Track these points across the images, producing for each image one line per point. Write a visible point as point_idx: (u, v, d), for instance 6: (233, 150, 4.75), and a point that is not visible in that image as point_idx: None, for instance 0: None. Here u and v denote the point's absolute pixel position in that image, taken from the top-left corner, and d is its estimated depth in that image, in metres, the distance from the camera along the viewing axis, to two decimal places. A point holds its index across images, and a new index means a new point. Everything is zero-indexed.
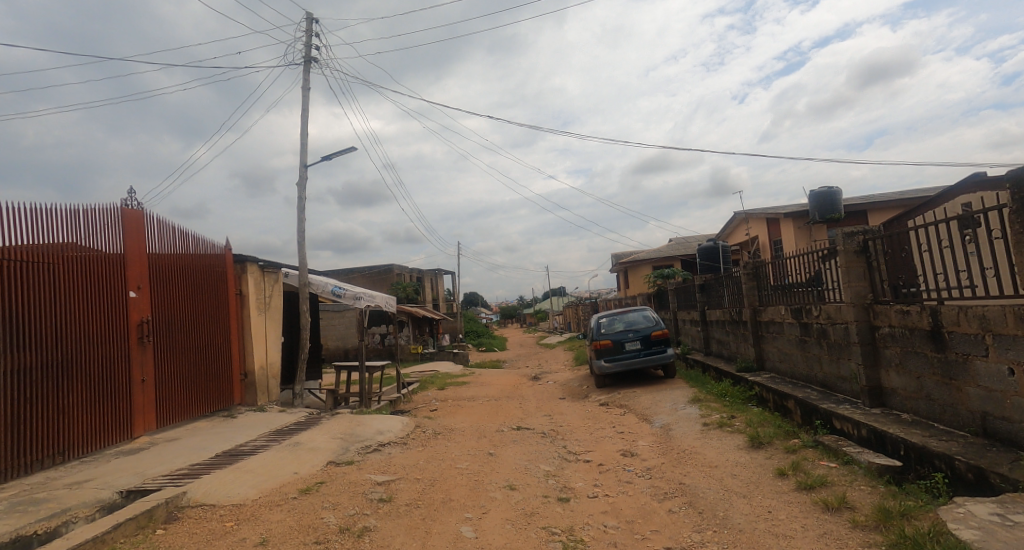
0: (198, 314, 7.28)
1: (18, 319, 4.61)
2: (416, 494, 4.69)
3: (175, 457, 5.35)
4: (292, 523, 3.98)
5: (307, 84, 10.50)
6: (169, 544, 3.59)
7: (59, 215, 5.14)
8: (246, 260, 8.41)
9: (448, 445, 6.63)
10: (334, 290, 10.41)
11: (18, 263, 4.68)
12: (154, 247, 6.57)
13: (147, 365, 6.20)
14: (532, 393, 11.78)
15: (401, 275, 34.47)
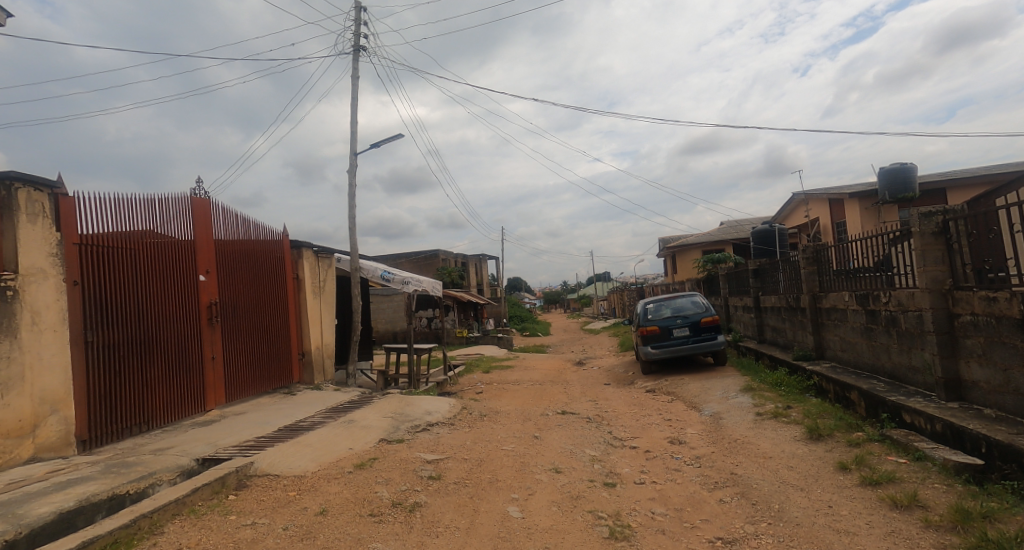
0: (260, 297, 7.67)
1: (105, 300, 5.03)
2: (464, 473, 4.81)
3: (242, 430, 5.71)
4: (348, 495, 4.17)
5: (356, 73, 10.70)
6: (241, 509, 3.85)
7: (136, 203, 5.52)
8: (301, 246, 8.77)
9: (495, 427, 6.74)
10: (384, 274, 10.71)
11: (104, 249, 5.08)
12: (220, 233, 6.95)
13: (216, 344, 6.61)
14: (577, 378, 11.75)
15: (447, 260, 34.98)
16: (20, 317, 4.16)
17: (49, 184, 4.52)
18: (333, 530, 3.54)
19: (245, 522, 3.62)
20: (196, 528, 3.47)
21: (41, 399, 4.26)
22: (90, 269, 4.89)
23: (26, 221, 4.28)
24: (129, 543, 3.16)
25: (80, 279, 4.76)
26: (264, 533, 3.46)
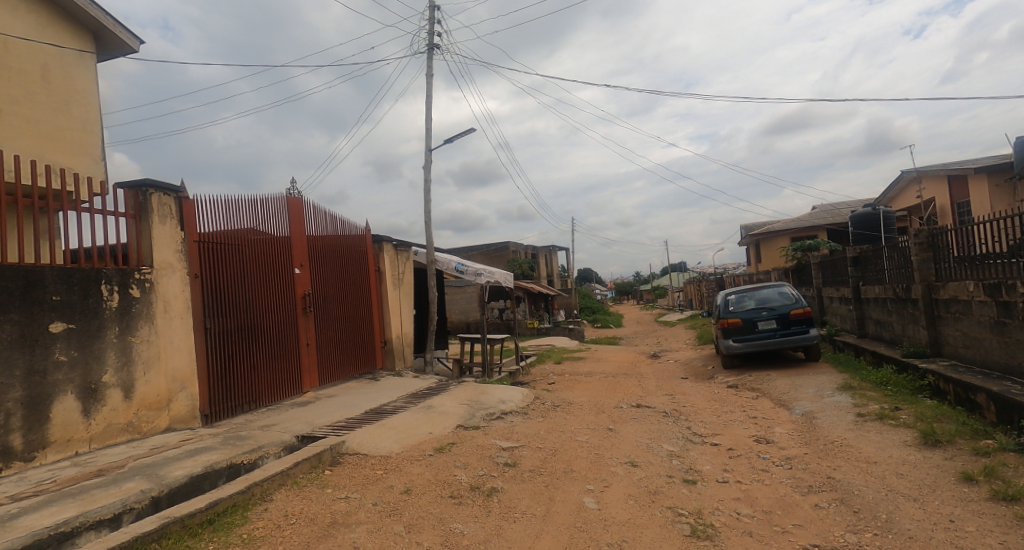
0: (347, 289, 8.13)
1: (219, 291, 5.57)
2: (539, 462, 4.84)
3: (334, 411, 6.11)
4: (429, 477, 4.34)
5: (430, 71, 10.97)
6: (335, 483, 4.14)
7: (241, 203, 6.04)
8: (382, 240, 9.20)
9: (568, 418, 6.71)
10: (457, 266, 10.98)
11: (216, 245, 5.61)
12: (312, 230, 7.44)
13: (310, 331, 7.11)
14: (652, 371, 11.43)
15: (518, 252, 35.15)
16: (155, 305, 4.72)
17: (175, 190, 5.07)
18: (417, 509, 3.70)
19: (339, 495, 3.88)
20: (298, 497, 3.80)
21: (173, 377, 4.82)
22: (205, 264, 5.43)
23: (158, 222, 4.84)
24: (245, 507, 3.56)
25: (198, 272, 5.31)
26: (356, 507, 3.68)
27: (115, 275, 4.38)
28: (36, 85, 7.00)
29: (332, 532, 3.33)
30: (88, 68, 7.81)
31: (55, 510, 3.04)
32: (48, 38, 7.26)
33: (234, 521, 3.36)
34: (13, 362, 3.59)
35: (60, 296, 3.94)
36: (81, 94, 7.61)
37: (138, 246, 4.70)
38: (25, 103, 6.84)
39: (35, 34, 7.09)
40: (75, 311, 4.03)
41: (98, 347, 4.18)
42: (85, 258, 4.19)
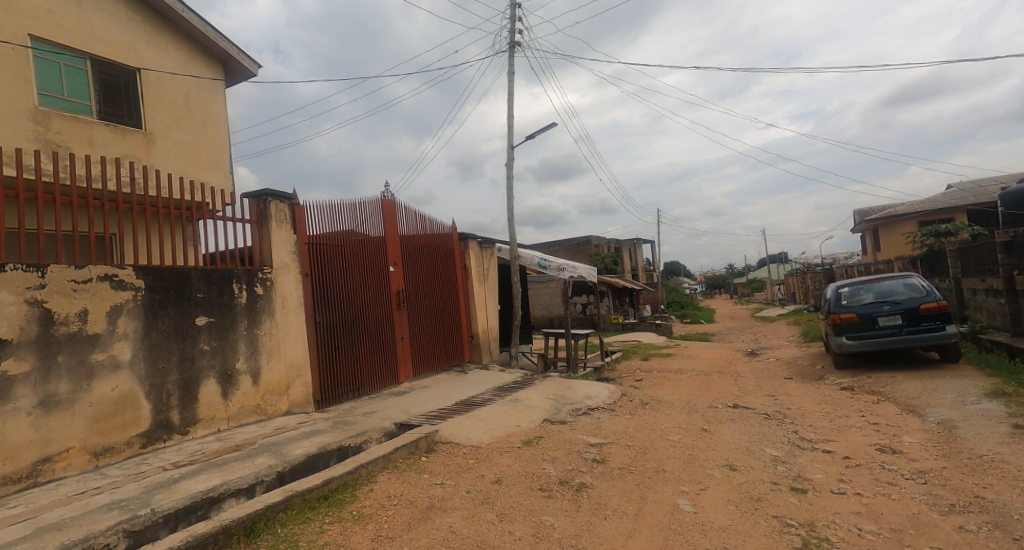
0: (436, 285, 8.45)
1: (326, 288, 6.05)
2: (629, 460, 4.73)
3: (428, 401, 6.40)
4: (519, 469, 4.40)
5: (512, 68, 11.06)
6: (431, 469, 4.34)
7: (341, 207, 6.48)
8: (468, 238, 9.43)
9: (659, 416, 6.49)
10: (540, 262, 10.99)
11: (321, 246, 6.07)
12: (403, 230, 7.80)
13: (403, 326, 7.48)
14: (750, 370, 10.71)
15: (600, 246, 34.47)
16: (275, 301, 5.21)
17: (289, 197, 5.56)
18: (508, 499, 3.77)
19: (435, 481, 4.07)
20: (398, 480, 4.05)
21: (290, 365, 5.31)
22: (313, 263, 5.91)
23: (276, 226, 5.34)
24: (354, 486, 3.88)
25: (308, 271, 5.79)
26: (451, 493, 3.83)
27: (243, 273, 4.90)
28: (180, 112, 8.04)
29: (430, 515, 3.49)
30: (221, 93, 8.82)
31: (203, 477, 3.52)
32: (189, 70, 8.30)
33: (344, 498, 3.68)
34: (169, 350, 4.20)
35: (203, 293, 4.50)
36: (216, 117, 8.62)
37: (260, 249, 5.22)
38: (173, 128, 7.89)
39: (179, 68, 8.14)
40: (214, 307, 4.57)
41: (232, 338, 4.72)
42: (219, 260, 4.74)
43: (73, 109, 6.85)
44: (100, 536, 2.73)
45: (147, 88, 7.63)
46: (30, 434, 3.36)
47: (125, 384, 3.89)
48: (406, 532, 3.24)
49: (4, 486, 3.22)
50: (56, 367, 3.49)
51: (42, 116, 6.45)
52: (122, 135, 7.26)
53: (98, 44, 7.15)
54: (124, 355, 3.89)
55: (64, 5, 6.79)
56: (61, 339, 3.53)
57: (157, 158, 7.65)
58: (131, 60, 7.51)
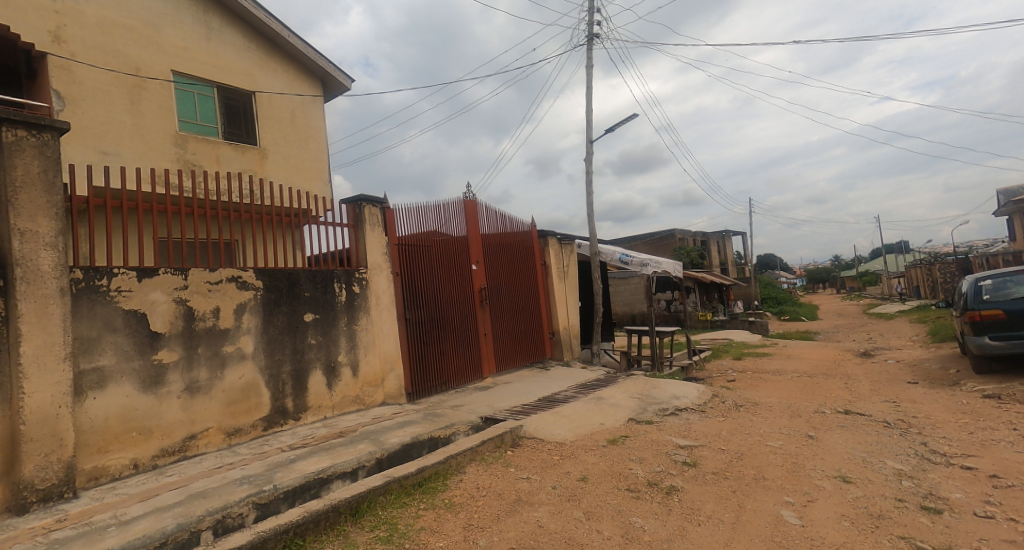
0: (517, 283, 8.55)
1: (413, 286, 6.35)
2: (723, 465, 4.50)
3: (511, 396, 6.52)
4: (605, 467, 4.36)
5: (590, 61, 10.89)
6: (516, 464, 4.43)
7: (426, 208, 6.75)
8: (547, 235, 9.42)
9: (755, 419, 6.11)
10: (622, 257, 10.74)
11: (408, 247, 6.37)
12: (485, 228, 7.95)
13: (486, 323, 7.66)
14: (862, 373, 9.76)
15: (685, 239, 32.94)
16: (370, 299, 5.56)
17: (380, 201, 5.90)
18: (595, 497, 3.75)
19: (521, 475, 4.15)
20: (486, 473, 4.18)
21: (384, 359, 5.65)
22: (402, 263, 6.22)
23: (369, 229, 5.69)
24: (445, 476, 4.06)
25: (397, 271, 6.11)
26: (537, 488, 3.89)
27: (342, 274, 5.29)
28: (288, 128, 8.82)
29: (518, 508, 3.56)
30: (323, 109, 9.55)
31: (314, 459, 3.86)
32: (295, 89, 9.07)
33: (437, 487, 3.87)
34: (284, 344, 4.64)
35: (310, 292, 4.91)
36: (318, 131, 9.34)
37: (356, 250, 5.59)
38: (281, 143, 8.67)
39: (287, 87, 8.93)
40: (319, 305, 4.97)
41: (334, 333, 5.11)
42: (322, 261, 5.15)
43: (203, 132, 7.81)
44: (235, 506, 3.14)
45: (260, 109, 8.45)
46: (179, 414, 3.90)
47: (250, 373, 4.36)
48: (496, 523, 3.34)
49: (163, 455, 3.80)
50: (197, 357, 4.02)
51: (181, 139, 7.46)
52: (242, 152, 8.12)
53: (221, 72, 8.06)
54: (248, 348, 4.36)
55: (195, 41, 7.80)
56: (199, 333, 4.04)
57: (269, 171, 8.45)
58: (247, 85, 8.36)
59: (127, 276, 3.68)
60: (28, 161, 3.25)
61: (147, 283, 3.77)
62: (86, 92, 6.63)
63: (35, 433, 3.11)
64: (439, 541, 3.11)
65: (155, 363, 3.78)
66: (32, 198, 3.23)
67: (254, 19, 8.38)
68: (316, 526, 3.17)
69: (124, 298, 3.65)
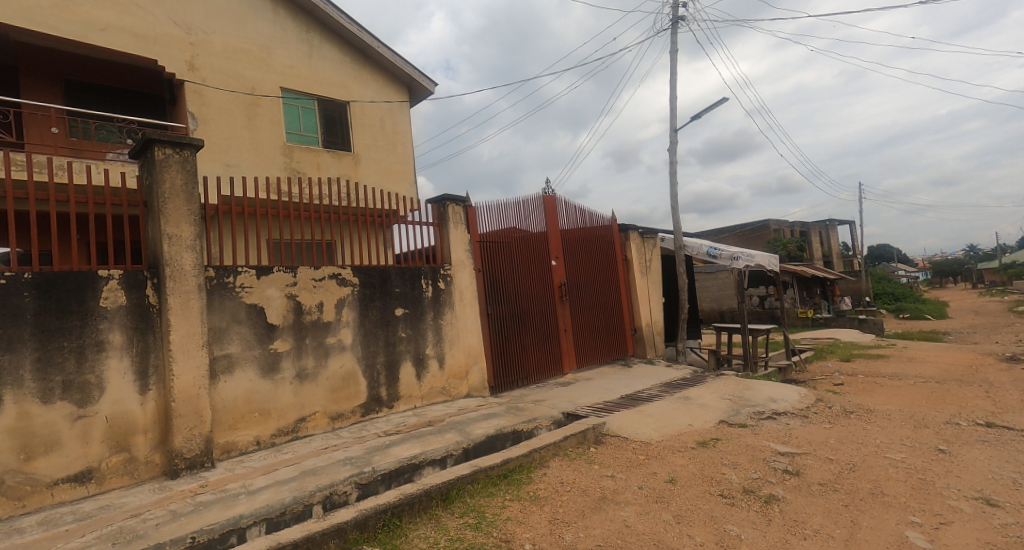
0: (598, 278, 8.42)
1: (494, 283, 6.49)
2: (832, 476, 4.16)
3: (593, 393, 6.46)
4: (696, 471, 4.20)
5: (675, 46, 10.44)
6: (601, 461, 4.40)
7: (505, 206, 6.85)
8: (628, 229, 9.16)
9: (869, 428, 5.57)
10: (710, 250, 10.15)
11: (489, 244, 6.50)
12: (565, 224, 7.89)
13: (566, 318, 7.62)
14: (1005, 381, 8.54)
15: (782, 231, 30.63)
16: (454, 295, 5.76)
17: (462, 200, 6.08)
18: (684, 501, 3.63)
19: (606, 473, 4.13)
20: (570, 468, 4.20)
21: (468, 353, 5.83)
22: (482, 260, 6.37)
23: (453, 227, 5.89)
24: (529, 469, 4.13)
25: (479, 267, 6.28)
26: (623, 487, 3.84)
27: (429, 271, 5.53)
28: (378, 134, 9.34)
29: (603, 506, 3.54)
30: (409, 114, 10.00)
31: (407, 445, 4.09)
32: (384, 97, 9.58)
33: (522, 479, 3.95)
34: (378, 336, 4.94)
35: (400, 288, 5.18)
36: (404, 135, 9.80)
37: (441, 248, 5.81)
38: (371, 148, 9.20)
39: (377, 95, 9.45)
40: (407, 300, 5.23)
41: (422, 327, 5.36)
42: (409, 258, 5.43)
43: (305, 141, 8.51)
44: (340, 484, 3.43)
45: (354, 118, 9.02)
46: (292, 398, 4.30)
47: (349, 362, 4.70)
48: (581, 519, 3.35)
49: (279, 435, 4.21)
50: (305, 347, 4.40)
51: (288, 149, 8.18)
52: (338, 158, 8.73)
53: (321, 85, 8.71)
54: (347, 340, 4.70)
55: (299, 59, 8.50)
56: (307, 325, 4.42)
57: (362, 174, 9.00)
58: (343, 95, 8.97)
59: (248, 273, 4.11)
60: (174, 175, 3.73)
61: (265, 280, 4.20)
62: (214, 112, 7.48)
63: (182, 409, 3.61)
64: (525, 533, 3.17)
65: (271, 352, 4.20)
66: (177, 207, 3.71)
67: (348, 33, 8.95)
68: (411, 509, 3.36)
69: (246, 293, 4.09)
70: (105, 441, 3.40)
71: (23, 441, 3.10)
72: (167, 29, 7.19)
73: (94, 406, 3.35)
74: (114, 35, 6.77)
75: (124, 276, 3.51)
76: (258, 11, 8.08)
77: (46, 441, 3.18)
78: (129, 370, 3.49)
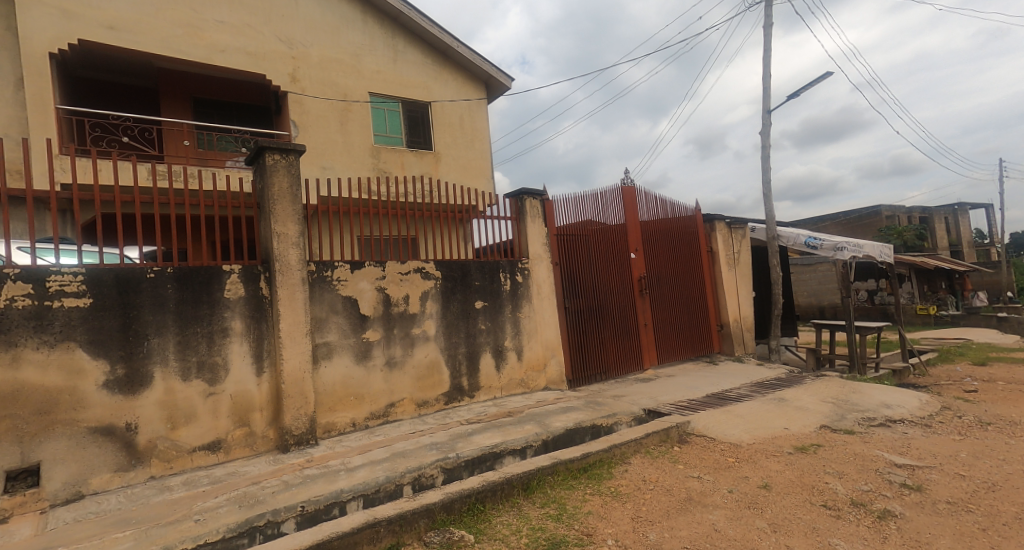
0: (681, 271, 8.12)
1: (571, 276, 6.49)
2: (959, 493, 3.75)
3: (676, 390, 6.27)
4: (794, 478, 3.96)
5: (769, 22, 9.73)
6: (687, 461, 4.29)
7: (582, 198, 6.80)
8: (714, 219, 8.71)
9: (1010, 444, 4.91)
10: (808, 241, 9.40)
11: (566, 237, 6.50)
12: (644, 215, 7.67)
13: (647, 312, 7.44)
14: None
15: (895, 218, 27.61)
16: (532, 288, 5.84)
17: (540, 194, 6.12)
18: (781, 509, 3.45)
19: (692, 473, 4.03)
20: (653, 466, 4.14)
21: (546, 345, 5.89)
22: (559, 253, 6.39)
23: (531, 221, 5.96)
24: (610, 464, 4.13)
25: (555, 260, 6.31)
26: (711, 490, 3.72)
27: (507, 265, 5.64)
28: (457, 132, 9.62)
29: (690, 508, 3.46)
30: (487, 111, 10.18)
31: (489, 434, 4.23)
32: (463, 95, 9.83)
33: (602, 474, 3.96)
34: (459, 328, 5.14)
35: (480, 281, 5.35)
36: (482, 132, 10.01)
37: (519, 242, 5.90)
38: (451, 146, 9.49)
39: (456, 94, 9.73)
40: (486, 293, 5.38)
41: (501, 320, 5.49)
42: (489, 253, 5.55)
43: (391, 143, 8.98)
44: (427, 468, 3.63)
45: (435, 117, 9.36)
46: (382, 384, 4.60)
47: (433, 352, 4.93)
48: (666, 519, 3.30)
49: (372, 418, 4.53)
50: (393, 337, 4.67)
51: (375, 151, 8.66)
52: (420, 157, 9.09)
53: (404, 88, 9.11)
54: (431, 331, 4.93)
55: (385, 64, 8.95)
56: (395, 317, 4.69)
57: (442, 172, 9.33)
58: (425, 96, 9.33)
59: (344, 268, 4.44)
60: (281, 178, 4.11)
61: (357, 274, 4.51)
62: (312, 119, 8.10)
63: (291, 391, 4.00)
64: (608, 528, 3.18)
65: (364, 341, 4.51)
66: (284, 207, 4.09)
67: (429, 35, 9.27)
68: (494, 496, 3.49)
69: (342, 286, 4.42)
70: (231, 416, 3.84)
71: (169, 412, 3.60)
72: (273, 45, 7.87)
73: (221, 385, 3.80)
74: (231, 55, 7.52)
75: (242, 270, 3.94)
76: (349, 22, 8.61)
77: (186, 413, 3.66)
78: (247, 354, 3.91)
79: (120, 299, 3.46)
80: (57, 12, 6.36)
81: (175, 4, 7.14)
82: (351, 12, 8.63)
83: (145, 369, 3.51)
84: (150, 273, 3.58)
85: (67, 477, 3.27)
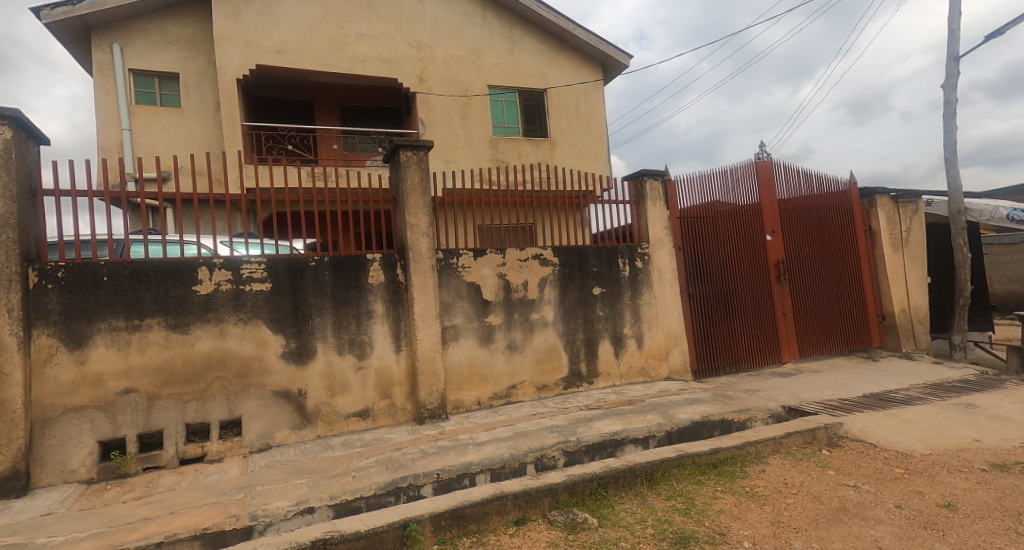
0: (830, 254, 7.15)
1: (697, 260, 6.10)
2: None
3: (824, 388, 5.58)
4: (989, 499, 3.30)
5: None
6: (839, 468, 3.82)
7: (709, 177, 6.32)
8: (875, 193, 7.48)
9: None
10: (1013, 214, 7.60)
11: (690, 219, 6.12)
12: (784, 192, 6.87)
13: (786, 301, 6.70)
14: None
15: None
16: (653, 274, 5.61)
17: (660, 175, 5.83)
18: (970, 534, 2.91)
19: (845, 481, 3.58)
20: (795, 469, 3.77)
21: (669, 334, 5.64)
22: (683, 236, 6.04)
23: (651, 204, 5.71)
24: (744, 463, 3.85)
25: (678, 244, 5.99)
26: (871, 502, 3.28)
27: (626, 250, 5.48)
28: (573, 117, 9.53)
29: (844, 518, 3.09)
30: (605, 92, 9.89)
31: (609, 421, 4.20)
32: (580, 79, 9.66)
33: (735, 471, 3.72)
34: (577, 314, 5.15)
35: (597, 267, 5.28)
36: (599, 115, 9.76)
37: (638, 226, 5.70)
38: (567, 132, 9.43)
39: (573, 78, 9.61)
40: (605, 279, 5.31)
41: (620, 306, 5.38)
42: (607, 238, 5.44)
43: (509, 133, 9.26)
44: (549, 449, 3.75)
45: (551, 104, 9.38)
46: (505, 366, 4.82)
47: (552, 337, 5.02)
48: (815, 528, 2.99)
49: (495, 397, 4.77)
50: (513, 321, 4.85)
51: (494, 142, 8.95)
52: (537, 145, 9.17)
53: (524, 78, 9.26)
54: (549, 316, 5.02)
55: (504, 56, 9.17)
56: (515, 302, 4.86)
57: (558, 158, 9.32)
58: (542, 84, 9.38)
59: (468, 255, 4.71)
60: (412, 173, 4.47)
61: (480, 261, 4.75)
62: (438, 116, 8.63)
63: (425, 368, 4.38)
64: (744, 530, 2.98)
65: (486, 325, 4.76)
66: (415, 200, 4.46)
67: (548, 21, 9.26)
68: (617, 483, 3.48)
69: (466, 272, 4.69)
70: (376, 388, 4.34)
71: (329, 382, 4.19)
72: (405, 50, 8.52)
73: (369, 360, 4.31)
74: (373, 64, 8.32)
75: (381, 259, 4.39)
76: (472, 19, 8.96)
77: (342, 384, 4.23)
78: (387, 333, 4.37)
79: (291, 284, 4.09)
80: (243, 45, 7.61)
81: (327, 24, 8.09)
82: (472, 8, 8.96)
83: (310, 343, 4.12)
84: (312, 261, 4.17)
85: (259, 430, 4.00)
